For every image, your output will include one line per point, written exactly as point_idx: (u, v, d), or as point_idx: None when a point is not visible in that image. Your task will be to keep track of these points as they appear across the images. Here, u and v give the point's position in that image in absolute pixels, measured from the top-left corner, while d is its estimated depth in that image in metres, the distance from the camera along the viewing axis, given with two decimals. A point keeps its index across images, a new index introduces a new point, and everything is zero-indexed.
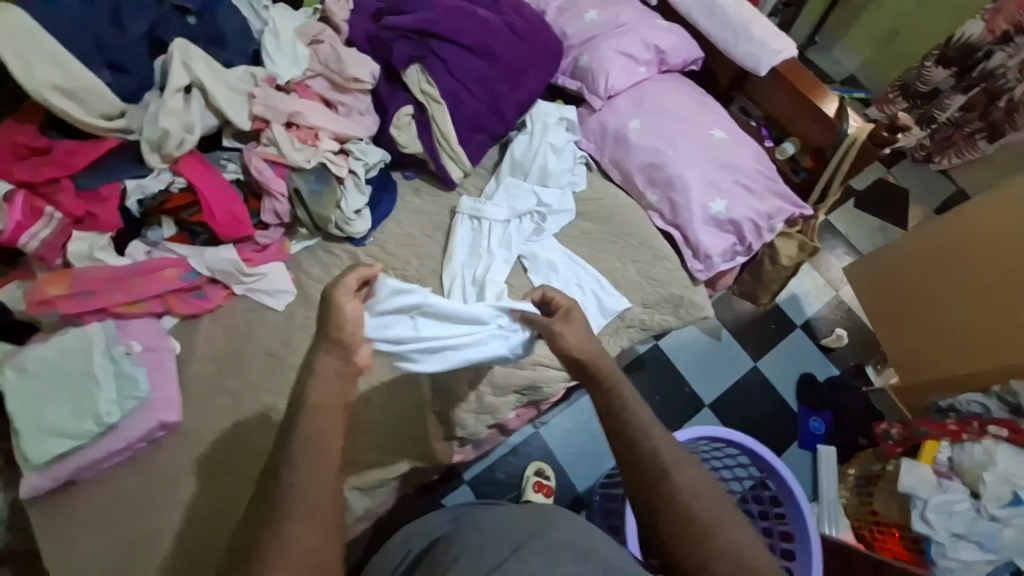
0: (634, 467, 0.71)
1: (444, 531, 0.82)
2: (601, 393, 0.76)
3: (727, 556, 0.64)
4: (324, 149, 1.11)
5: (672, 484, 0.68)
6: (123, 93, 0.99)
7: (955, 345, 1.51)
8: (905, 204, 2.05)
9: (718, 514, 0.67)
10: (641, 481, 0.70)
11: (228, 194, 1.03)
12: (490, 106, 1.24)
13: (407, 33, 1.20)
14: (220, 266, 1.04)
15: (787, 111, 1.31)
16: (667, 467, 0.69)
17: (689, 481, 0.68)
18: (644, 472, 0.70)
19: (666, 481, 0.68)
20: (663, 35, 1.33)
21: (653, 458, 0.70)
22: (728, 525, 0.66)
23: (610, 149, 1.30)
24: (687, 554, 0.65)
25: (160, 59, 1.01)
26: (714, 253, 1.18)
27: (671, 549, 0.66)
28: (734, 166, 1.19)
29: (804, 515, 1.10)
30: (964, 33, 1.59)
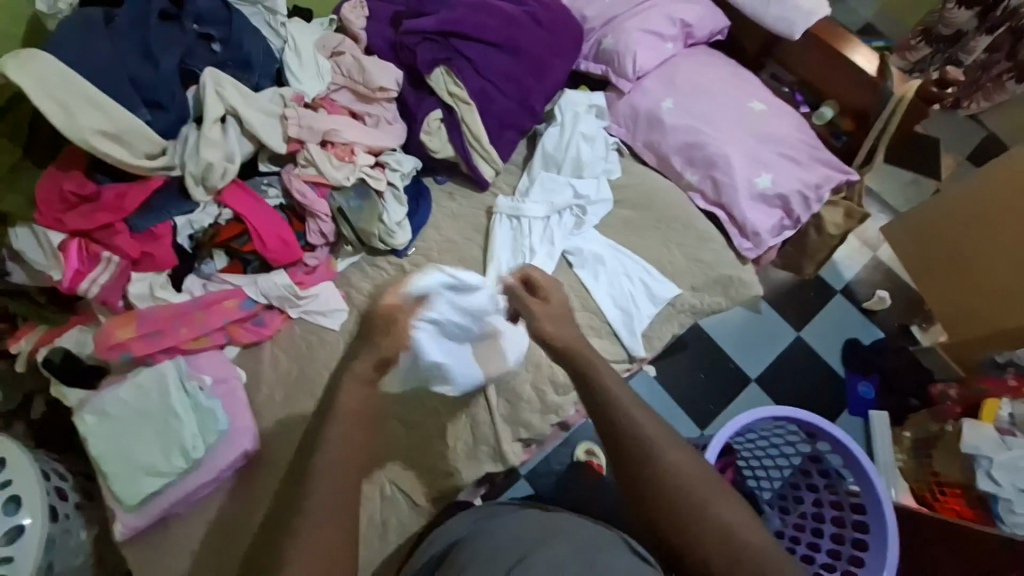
0: (621, 453, 0.80)
1: (461, 535, 0.88)
2: (585, 379, 0.83)
3: (706, 525, 0.75)
4: (362, 164, 1.10)
5: (657, 467, 0.78)
6: (163, 130, 0.98)
7: (986, 301, 1.52)
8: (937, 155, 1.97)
9: (695, 489, 0.77)
10: (629, 466, 0.79)
11: (275, 219, 1.04)
12: (519, 101, 1.21)
13: (429, 35, 1.16)
14: (276, 291, 1.05)
15: (824, 73, 1.26)
16: (652, 451, 0.79)
17: (676, 461, 0.78)
18: (630, 455, 0.79)
19: (652, 465, 0.78)
20: (687, 7, 1.28)
21: (638, 445, 0.79)
22: (706, 496, 0.77)
23: (644, 131, 1.27)
24: (666, 522, 0.76)
25: (193, 91, 1.01)
26: (762, 229, 1.16)
27: (658, 522, 0.77)
28: (776, 138, 1.16)
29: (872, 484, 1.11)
30: None
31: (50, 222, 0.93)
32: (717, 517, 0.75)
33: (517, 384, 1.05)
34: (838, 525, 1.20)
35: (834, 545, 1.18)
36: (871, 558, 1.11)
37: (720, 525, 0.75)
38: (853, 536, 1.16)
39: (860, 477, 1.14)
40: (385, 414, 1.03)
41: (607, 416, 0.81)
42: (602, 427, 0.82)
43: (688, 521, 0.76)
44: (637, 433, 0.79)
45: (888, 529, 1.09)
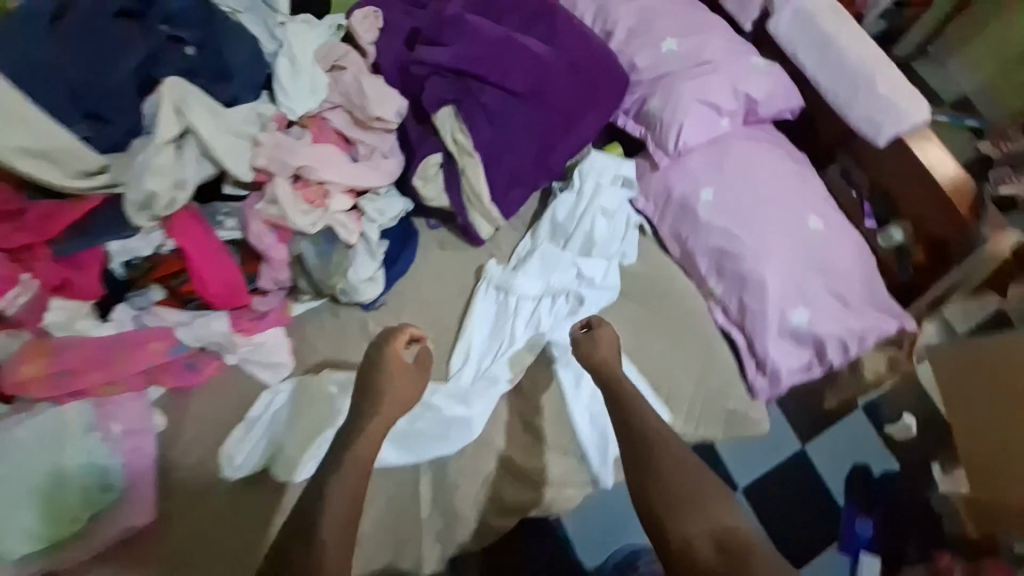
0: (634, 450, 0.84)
1: None
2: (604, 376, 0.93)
3: (710, 531, 0.75)
4: (334, 211, 0.95)
5: (667, 459, 0.82)
6: (106, 146, 0.86)
7: None
8: None
9: (702, 488, 0.79)
10: (643, 459, 0.83)
11: (222, 260, 0.90)
12: (535, 159, 1.02)
13: (441, 69, 0.98)
14: (212, 338, 0.92)
15: (906, 189, 1.02)
16: (663, 452, 0.83)
17: (689, 472, 0.81)
18: (644, 453, 0.83)
19: (662, 462, 0.81)
20: (758, 79, 1.06)
21: (653, 441, 0.84)
22: (711, 503, 0.78)
23: (672, 218, 1.08)
24: (674, 523, 0.76)
25: (149, 100, 0.85)
26: (783, 371, 0.99)
27: (663, 520, 0.77)
28: (828, 268, 0.97)
29: None
30: None
31: None
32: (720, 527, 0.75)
33: (458, 500, 0.92)
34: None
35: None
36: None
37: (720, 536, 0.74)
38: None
39: None
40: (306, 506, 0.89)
41: (628, 420, 0.87)
42: (623, 428, 0.87)
43: (693, 518, 0.76)
44: (656, 432, 0.85)
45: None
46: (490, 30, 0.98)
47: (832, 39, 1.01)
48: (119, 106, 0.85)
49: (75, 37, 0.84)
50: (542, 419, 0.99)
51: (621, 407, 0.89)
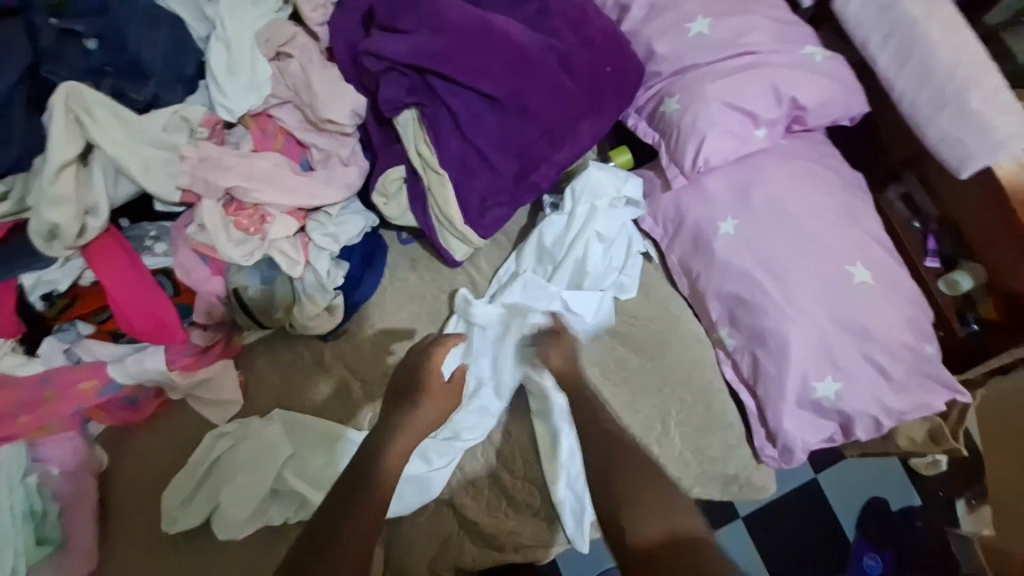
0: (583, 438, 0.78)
1: None
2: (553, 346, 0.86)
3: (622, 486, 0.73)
4: (275, 237, 0.82)
5: (614, 448, 0.76)
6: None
7: None
8: None
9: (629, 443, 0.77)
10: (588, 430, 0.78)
11: (148, 294, 0.79)
12: (517, 177, 0.86)
13: (399, 65, 0.80)
14: (147, 376, 0.83)
15: (983, 232, 0.81)
16: (619, 450, 0.76)
17: (641, 469, 0.74)
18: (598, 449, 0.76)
19: (621, 466, 0.74)
20: (809, 80, 0.84)
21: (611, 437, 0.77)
22: (659, 490, 0.72)
23: (684, 248, 0.90)
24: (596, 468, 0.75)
25: (45, 114, 0.73)
26: (800, 443, 0.84)
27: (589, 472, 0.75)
28: (869, 331, 0.80)
29: None
30: None
31: None
32: (666, 517, 0.69)
33: (413, 561, 0.84)
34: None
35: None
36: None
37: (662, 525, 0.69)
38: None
39: None
40: (246, 564, 0.81)
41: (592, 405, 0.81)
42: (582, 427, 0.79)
43: (640, 510, 0.70)
44: (612, 430, 0.78)
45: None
46: (463, 17, 0.79)
47: (917, 30, 0.79)
48: (12, 114, 0.72)
49: None
50: (513, 475, 0.88)
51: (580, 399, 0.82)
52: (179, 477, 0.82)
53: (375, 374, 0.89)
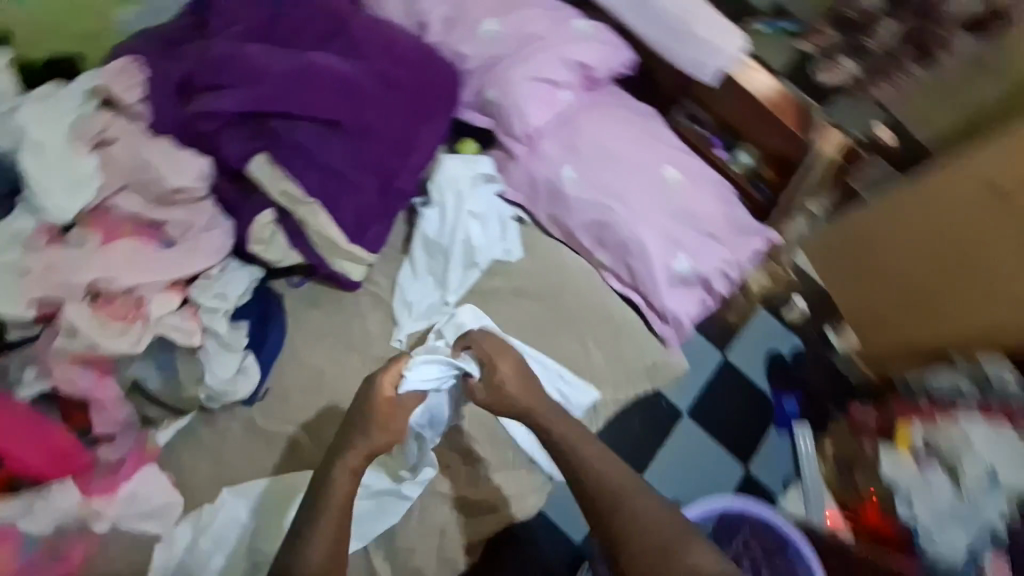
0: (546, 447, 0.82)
1: None
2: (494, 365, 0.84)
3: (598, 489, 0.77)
4: (158, 318, 0.80)
5: (610, 494, 0.76)
6: None
7: (900, 313, 1.16)
8: None
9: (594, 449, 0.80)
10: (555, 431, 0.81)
11: (32, 425, 0.74)
12: (382, 189, 0.93)
13: (235, 118, 0.85)
14: (63, 516, 0.75)
15: (742, 118, 1.07)
16: (619, 494, 0.76)
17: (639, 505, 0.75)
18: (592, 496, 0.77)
19: (622, 507, 0.75)
20: (584, 44, 1.04)
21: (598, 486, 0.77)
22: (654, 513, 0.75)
23: (544, 203, 1.05)
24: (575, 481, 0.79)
25: None
26: (683, 315, 1.03)
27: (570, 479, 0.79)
28: (693, 213, 1.01)
29: None
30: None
31: None
32: (665, 540, 0.72)
33: (420, 562, 0.87)
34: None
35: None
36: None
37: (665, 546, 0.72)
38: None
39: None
40: None
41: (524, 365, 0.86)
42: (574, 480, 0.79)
43: (644, 542, 0.72)
44: (601, 478, 0.77)
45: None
46: (280, 63, 0.86)
47: None
48: None
49: None
50: (478, 445, 0.93)
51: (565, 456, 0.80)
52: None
53: (317, 414, 0.90)
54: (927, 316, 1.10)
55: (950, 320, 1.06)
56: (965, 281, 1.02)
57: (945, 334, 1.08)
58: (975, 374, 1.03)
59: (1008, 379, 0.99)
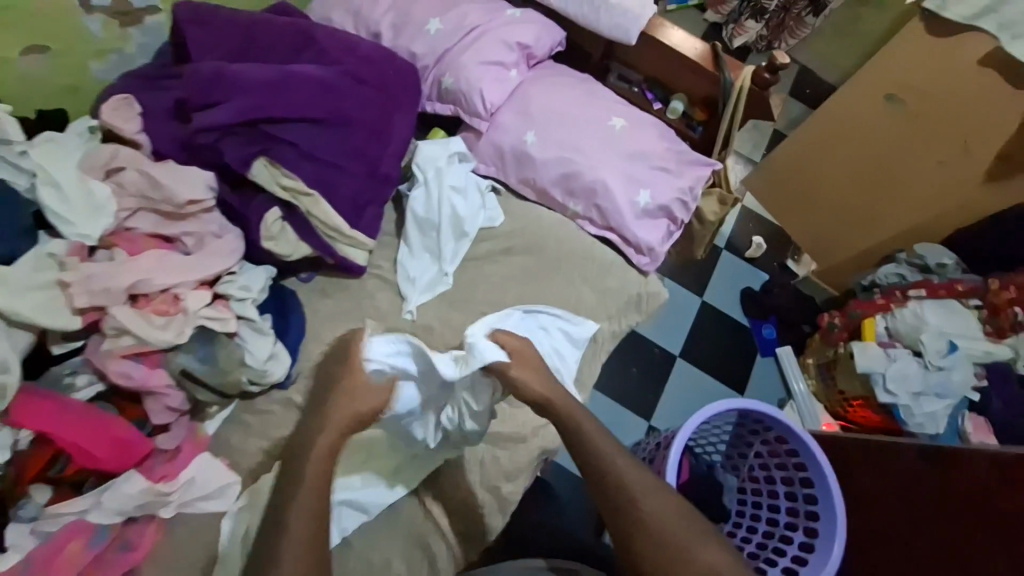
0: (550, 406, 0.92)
1: None
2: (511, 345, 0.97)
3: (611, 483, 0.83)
4: (196, 310, 0.88)
5: (626, 500, 0.81)
6: None
7: (851, 223, 1.65)
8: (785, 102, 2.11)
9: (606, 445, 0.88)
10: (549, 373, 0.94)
11: (94, 420, 0.80)
12: (369, 173, 1.04)
13: (231, 128, 0.95)
14: (132, 504, 0.82)
15: (665, 68, 1.25)
16: (636, 499, 0.81)
17: (656, 510, 0.80)
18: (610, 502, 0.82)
19: (631, 508, 0.80)
20: (521, 27, 1.19)
21: (615, 487, 0.83)
22: (670, 522, 0.79)
23: (514, 168, 1.18)
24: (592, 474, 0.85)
25: None
26: (655, 243, 1.16)
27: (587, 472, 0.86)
28: (643, 152, 1.16)
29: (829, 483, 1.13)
30: None
31: None
32: (674, 539, 0.77)
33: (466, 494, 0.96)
34: (791, 500, 1.24)
35: (792, 518, 1.22)
36: (821, 545, 1.14)
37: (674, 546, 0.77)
38: (806, 508, 1.20)
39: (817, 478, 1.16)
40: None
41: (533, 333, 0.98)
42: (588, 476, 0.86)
43: (647, 540, 0.78)
44: (617, 477, 0.84)
45: (834, 498, 1.13)
46: (259, 73, 0.96)
47: None
48: None
49: None
50: None
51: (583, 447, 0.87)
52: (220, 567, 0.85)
53: None
54: (866, 221, 1.62)
55: (894, 213, 1.56)
56: (898, 178, 1.52)
57: (888, 229, 1.59)
58: (909, 259, 1.52)
59: (946, 264, 1.46)
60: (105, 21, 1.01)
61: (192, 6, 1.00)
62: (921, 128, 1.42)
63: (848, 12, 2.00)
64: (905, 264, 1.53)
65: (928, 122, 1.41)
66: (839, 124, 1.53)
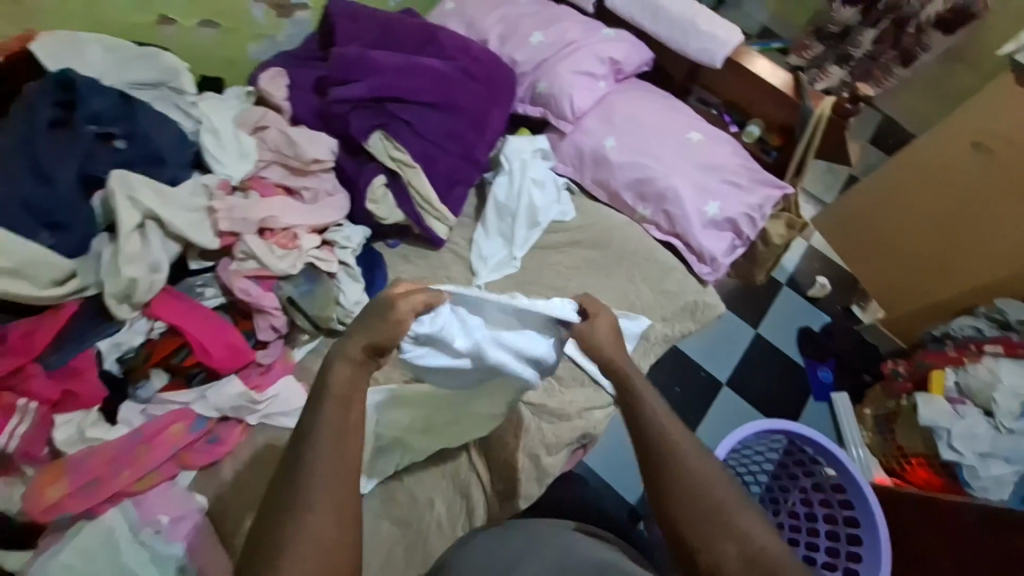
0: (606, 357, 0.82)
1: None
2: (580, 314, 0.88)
3: (682, 481, 0.70)
4: (308, 248, 1.03)
5: (664, 448, 0.73)
6: (70, 250, 0.88)
7: (923, 272, 1.62)
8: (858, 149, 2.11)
9: (681, 437, 0.74)
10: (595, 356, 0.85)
11: (216, 324, 0.95)
12: (464, 157, 1.18)
13: (361, 102, 1.12)
14: (228, 403, 0.95)
15: (746, 94, 1.32)
16: (673, 447, 0.73)
17: (695, 466, 0.71)
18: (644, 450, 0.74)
19: (712, 510, 0.68)
20: (614, 45, 1.31)
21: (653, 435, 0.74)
22: (714, 481, 0.70)
23: (591, 170, 1.27)
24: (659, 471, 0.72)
25: (98, 196, 0.90)
26: (718, 254, 1.21)
27: (656, 467, 0.72)
28: (716, 165, 1.22)
29: (875, 519, 1.11)
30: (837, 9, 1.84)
31: None
32: (716, 499, 0.69)
33: (510, 454, 1.02)
34: (832, 538, 1.21)
35: (830, 558, 1.19)
36: None
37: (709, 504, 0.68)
38: (848, 548, 1.17)
39: (863, 514, 1.14)
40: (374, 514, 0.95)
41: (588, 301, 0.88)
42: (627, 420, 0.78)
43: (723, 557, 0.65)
44: (693, 472, 0.71)
45: (880, 536, 1.10)
46: (392, 60, 1.14)
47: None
48: (76, 202, 0.87)
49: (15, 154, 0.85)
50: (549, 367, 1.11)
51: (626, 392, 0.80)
52: None
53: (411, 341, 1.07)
54: (942, 272, 1.58)
55: (973, 266, 1.50)
56: (980, 228, 1.47)
57: (968, 281, 1.53)
58: (987, 313, 1.44)
59: None
60: (267, 10, 1.20)
61: (344, 4, 1.21)
62: (1007, 177, 1.39)
63: (941, 68, 1.98)
64: (983, 317, 1.45)
65: (1015, 171, 1.37)
66: (914, 172, 1.54)
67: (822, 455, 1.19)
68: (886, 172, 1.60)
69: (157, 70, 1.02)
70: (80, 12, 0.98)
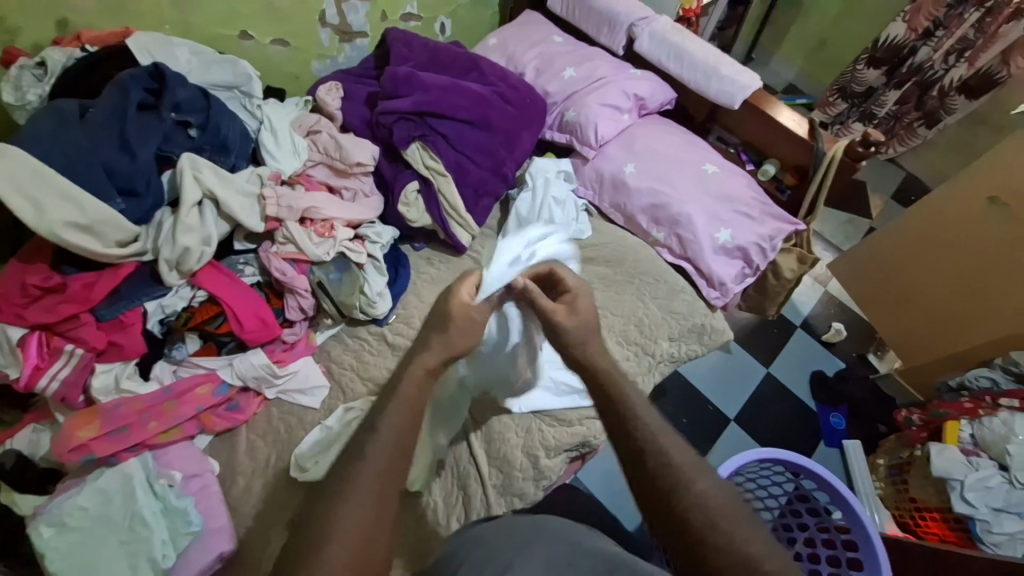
0: None
1: None
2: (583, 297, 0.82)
3: (689, 510, 0.63)
4: (341, 239, 1.12)
5: (670, 480, 0.64)
6: (136, 217, 0.98)
7: (943, 323, 1.60)
8: (878, 201, 2.15)
9: (688, 462, 0.66)
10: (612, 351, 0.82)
11: (254, 298, 1.04)
12: (493, 171, 1.28)
13: (405, 115, 1.23)
14: (251, 372, 1.03)
15: (763, 134, 1.39)
16: (679, 479, 0.64)
17: (708, 490, 0.64)
18: (653, 496, 0.65)
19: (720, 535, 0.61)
20: (640, 83, 1.41)
21: (654, 465, 0.66)
22: (724, 513, 0.62)
23: (610, 194, 1.35)
24: (660, 502, 0.64)
25: (168, 172, 1.04)
26: (728, 279, 1.25)
27: (660, 499, 0.64)
28: (729, 195, 1.28)
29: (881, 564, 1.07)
30: (858, 73, 1.94)
31: (10, 318, 0.89)
32: (725, 527, 0.61)
33: (510, 451, 1.05)
34: None
35: None
36: None
37: (721, 532, 0.61)
38: None
39: (869, 557, 1.10)
40: None
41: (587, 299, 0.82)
42: (619, 449, 0.70)
43: None
44: (700, 497, 0.63)
45: None
46: (437, 81, 1.26)
47: (681, 46, 1.39)
48: (151, 177, 0.99)
49: (103, 124, 0.96)
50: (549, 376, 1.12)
51: (618, 428, 0.70)
52: (314, 431, 1.00)
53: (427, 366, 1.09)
54: (965, 325, 1.55)
55: (995, 321, 1.47)
56: (1005, 280, 1.43)
57: (982, 334, 1.51)
58: (1003, 364, 1.40)
59: None
60: (332, 34, 1.37)
61: (401, 31, 1.35)
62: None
63: (965, 131, 2.03)
64: (999, 369, 1.42)
65: None
66: (936, 221, 1.53)
67: (833, 493, 1.15)
68: (912, 218, 1.59)
69: (233, 74, 1.16)
70: (173, 20, 1.13)
